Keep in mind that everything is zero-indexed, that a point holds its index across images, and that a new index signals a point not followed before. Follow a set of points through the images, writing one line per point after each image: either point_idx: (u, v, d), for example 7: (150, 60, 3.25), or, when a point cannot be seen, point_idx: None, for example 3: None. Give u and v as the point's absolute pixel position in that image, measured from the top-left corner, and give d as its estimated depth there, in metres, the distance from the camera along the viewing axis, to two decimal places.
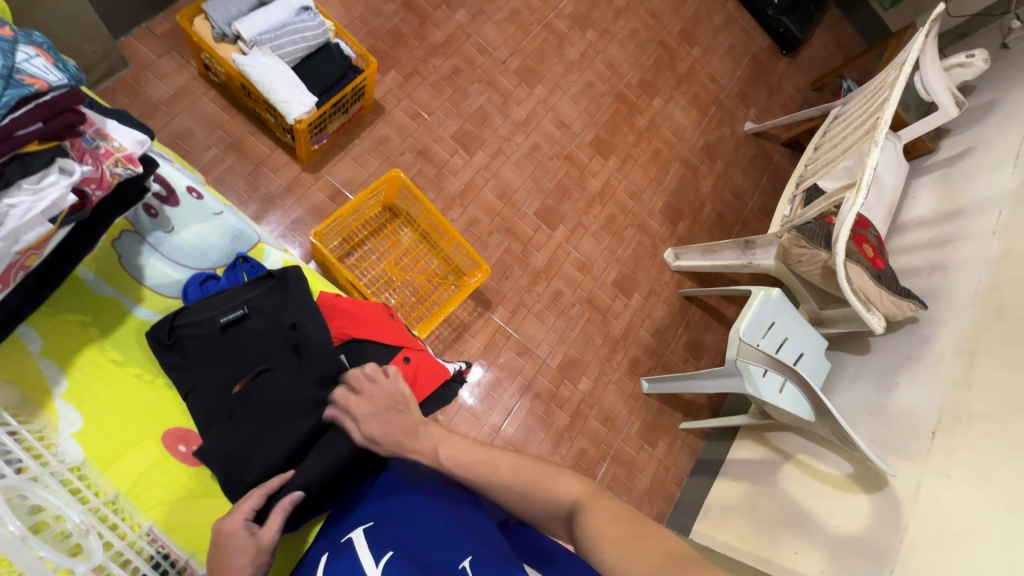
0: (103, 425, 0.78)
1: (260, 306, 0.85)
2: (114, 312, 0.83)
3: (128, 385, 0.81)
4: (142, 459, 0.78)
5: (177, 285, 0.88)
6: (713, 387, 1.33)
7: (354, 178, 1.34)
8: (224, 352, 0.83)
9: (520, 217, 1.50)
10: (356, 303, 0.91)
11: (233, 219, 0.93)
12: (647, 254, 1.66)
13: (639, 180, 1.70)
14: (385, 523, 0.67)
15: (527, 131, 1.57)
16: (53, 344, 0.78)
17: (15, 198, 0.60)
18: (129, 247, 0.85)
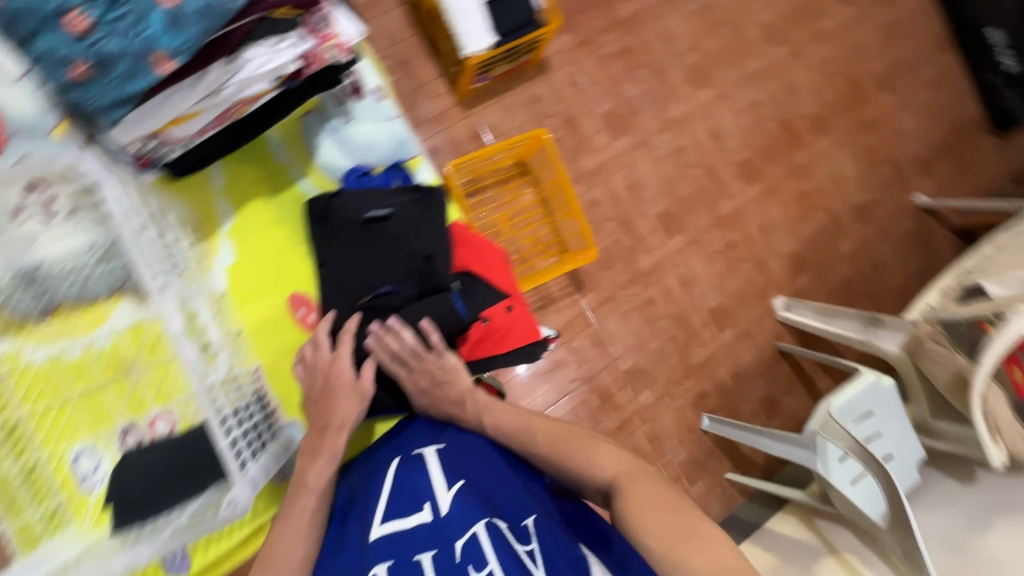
0: (248, 268, 0.87)
1: (402, 213, 0.88)
2: (285, 178, 0.91)
3: (277, 242, 0.89)
4: (268, 309, 0.86)
5: (340, 171, 0.95)
6: (778, 449, 1.26)
7: (498, 127, 1.37)
8: (363, 244, 0.88)
9: (640, 214, 1.46)
10: (482, 241, 0.93)
11: (402, 127, 0.97)
12: (755, 294, 1.56)
13: (775, 217, 1.59)
14: (454, 452, 0.76)
15: (677, 132, 1.51)
16: (233, 188, 0.88)
17: (255, 52, 0.71)
18: (313, 125, 0.93)
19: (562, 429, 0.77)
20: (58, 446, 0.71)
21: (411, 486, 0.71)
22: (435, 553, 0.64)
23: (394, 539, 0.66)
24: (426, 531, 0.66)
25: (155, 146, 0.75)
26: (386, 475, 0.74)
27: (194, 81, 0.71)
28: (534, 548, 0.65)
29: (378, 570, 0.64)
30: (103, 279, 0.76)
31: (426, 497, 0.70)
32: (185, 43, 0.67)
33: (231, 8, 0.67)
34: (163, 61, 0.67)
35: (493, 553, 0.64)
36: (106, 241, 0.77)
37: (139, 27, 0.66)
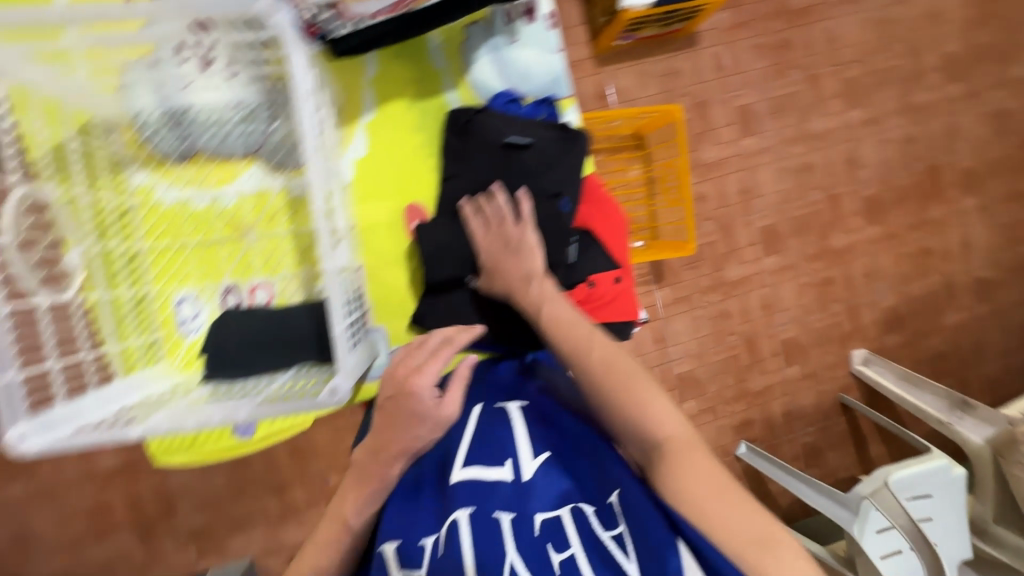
0: (375, 166, 0.84)
1: (543, 147, 0.81)
2: (433, 85, 0.86)
3: (408, 148, 0.85)
4: (383, 212, 0.84)
5: (488, 92, 0.86)
6: (810, 498, 1.19)
7: (626, 91, 1.28)
8: (495, 169, 0.81)
9: (744, 222, 1.37)
10: (607, 202, 0.89)
11: (561, 63, 0.87)
12: (836, 339, 1.46)
13: (885, 266, 1.46)
14: (540, 420, 0.69)
15: (810, 147, 1.39)
16: (380, 81, 0.84)
17: None
18: (476, 37, 0.85)
19: (622, 361, 0.65)
20: (167, 286, 0.74)
21: (494, 440, 0.67)
22: (515, 517, 0.60)
23: (475, 487, 0.63)
24: (506, 490, 0.62)
25: (328, 18, 0.67)
26: (467, 422, 0.69)
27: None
28: (624, 533, 0.57)
29: (458, 515, 0.60)
30: (243, 138, 0.75)
31: (509, 454, 0.65)
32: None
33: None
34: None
35: (577, 540, 0.58)
36: (253, 96, 0.71)
37: None
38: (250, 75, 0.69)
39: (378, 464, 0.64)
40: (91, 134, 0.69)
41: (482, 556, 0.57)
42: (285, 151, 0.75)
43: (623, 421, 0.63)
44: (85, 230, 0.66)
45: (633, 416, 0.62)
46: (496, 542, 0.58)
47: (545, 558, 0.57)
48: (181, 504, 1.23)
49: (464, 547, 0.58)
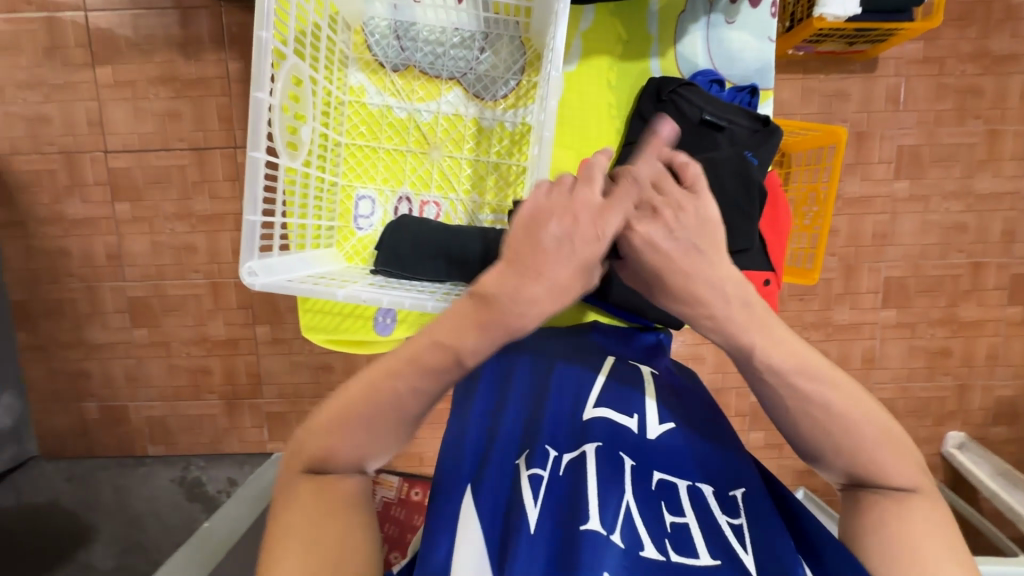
0: (565, 114, 0.86)
1: (737, 133, 0.82)
2: (640, 48, 0.86)
3: (599, 104, 0.87)
4: (562, 159, 0.87)
5: (691, 69, 0.86)
6: None
7: (784, 104, 1.23)
8: (688, 141, 0.83)
9: (870, 267, 1.30)
10: (779, 202, 0.85)
11: (773, 53, 0.85)
12: (935, 414, 1.36)
13: (1015, 353, 1.34)
14: (669, 391, 0.69)
15: (968, 206, 1.28)
16: (594, 32, 0.86)
17: None
18: (695, 10, 0.85)
19: (867, 401, 0.59)
20: (351, 182, 0.83)
21: (627, 392, 0.67)
22: (635, 465, 0.60)
23: (607, 426, 0.63)
24: (632, 439, 0.62)
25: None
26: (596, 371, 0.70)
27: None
28: (744, 524, 0.56)
29: (587, 449, 0.61)
30: (453, 62, 0.84)
31: (638, 409, 0.65)
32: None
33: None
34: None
35: (693, 510, 0.57)
36: (473, 24, 0.82)
37: None
38: None
39: (506, 305, 0.51)
40: (335, 26, 0.79)
41: (603, 490, 0.56)
42: (485, 82, 0.84)
43: (853, 460, 0.58)
44: (315, 110, 0.76)
45: (860, 455, 0.58)
46: (617, 478, 0.58)
47: (659, 513, 0.56)
48: (266, 387, 1.35)
49: (589, 470, 0.58)
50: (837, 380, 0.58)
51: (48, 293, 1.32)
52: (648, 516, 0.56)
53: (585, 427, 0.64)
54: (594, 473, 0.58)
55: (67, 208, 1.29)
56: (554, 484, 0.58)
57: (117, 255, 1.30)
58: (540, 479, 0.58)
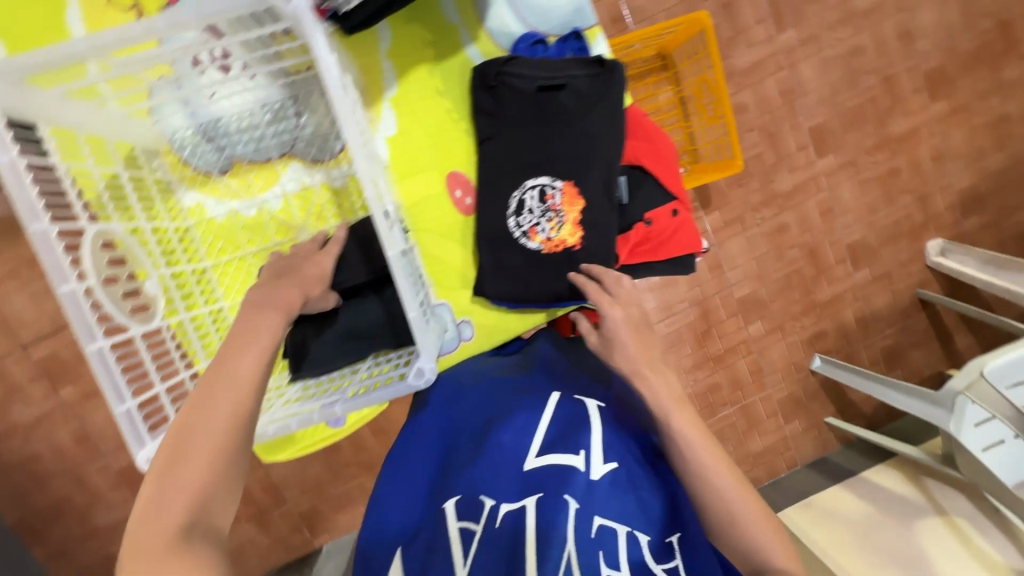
0: (408, 140, 0.82)
1: (579, 86, 0.77)
2: (449, 44, 0.82)
3: (438, 115, 0.83)
4: (427, 185, 0.83)
5: (509, 38, 0.82)
6: (896, 400, 1.19)
7: (643, 7, 1.18)
8: (533, 115, 0.78)
9: (791, 126, 1.28)
10: (657, 134, 0.83)
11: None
12: (908, 233, 1.37)
13: (956, 144, 1.33)
14: (616, 425, 0.65)
15: (858, 27, 1.25)
16: (397, 50, 0.81)
17: None
18: None
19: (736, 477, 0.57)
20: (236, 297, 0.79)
21: (574, 429, 0.63)
22: (580, 508, 0.56)
23: (554, 470, 0.59)
24: (581, 480, 0.58)
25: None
26: (544, 407, 0.66)
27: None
28: (679, 567, 0.54)
29: (528, 501, 0.58)
30: (276, 138, 0.80)
31: (584, 446, 0.61)
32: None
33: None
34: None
35: (629, 563, 0.53)
36: (276, 95, 0.76)
37: None
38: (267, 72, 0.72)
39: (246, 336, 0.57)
40: (139, 162, 0.74)
41: (545, 545, 0.54)
42: (319, 144, 0.80)
43: (719, 525, 0.56)
44: (155, 258, 0.71)
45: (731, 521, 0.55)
46: (559, 527, 0.55)
47: (595, 565, 0.53)
48: (285, 492, 1.33)
49: (529, 530, 0.55)
50: (735, 473, 0.58)
51: (41, 500, 1.29)
52: (585, 569, 0.52)
53: (529, 476, 0.60)
54: (533, 531, 0.55)
55: (15, 415, 1.24)
56: (489, 534, 0.56)
57: (86, 437, 1.26)
58: (472, 534, 0.57)
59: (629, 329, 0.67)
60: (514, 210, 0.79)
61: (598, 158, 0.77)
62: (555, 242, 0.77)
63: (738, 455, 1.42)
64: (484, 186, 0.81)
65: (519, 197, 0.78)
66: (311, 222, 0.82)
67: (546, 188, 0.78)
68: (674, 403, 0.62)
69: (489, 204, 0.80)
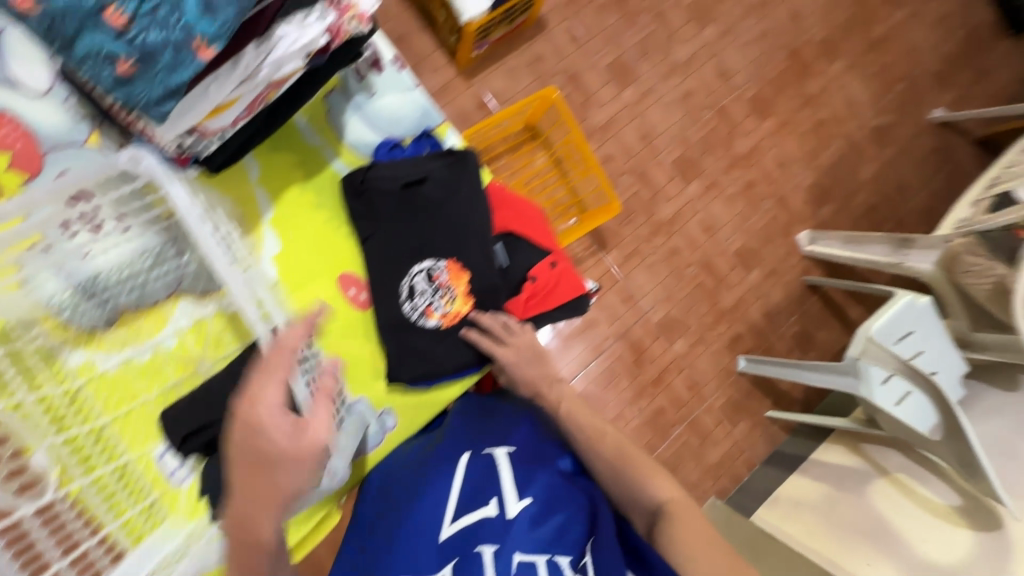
0: (294, 254, 0.86)
1: (438, 177, 0.86)
2: (314, 160, 0.88)
3: (317, 224, 0.87)
4: (320, 293, 0.85)
5: (370, 147, 0.90)
6: (818, 380, 1.28)
7: (503, 92, 1.34)
8: (403, 209, 0.86)
9: (656, 163, 1.45)
10: (519, 200, 0.92)
11: (425, 96, 0.91)
12: (780, 231, 1.54)
13: (793, 150, 1.56)
14: (525, 463, 0.73)
15: (684, 75, 1.47)
16: (265, 175, 0.86)
17: (286, 30, 0.67)
18: (337, 104, 0.89)
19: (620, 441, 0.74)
20: (143, 447, 0.81)
21: (484, 480, 0.72)
22: (496, 549, 0.64)
23: (469, 527, 0.68)
24: (494, 524, 0.67)
25: (195, 141, 0.72)
26: (456, 466, 0.76)
27: (230, 66, 0.66)
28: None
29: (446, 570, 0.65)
30: (161, 282, 0.82)
31: (495, 493, 0.70)
32: (220, 25, 0.61)
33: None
34: (201, 46, 0.61)
35: None
36: (154, 241, 0.80)
37: (174, 16, 0.61)
38: (143, 221, 0.78)
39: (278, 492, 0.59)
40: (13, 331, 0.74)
41: None
42: (204, 281, 0.85)
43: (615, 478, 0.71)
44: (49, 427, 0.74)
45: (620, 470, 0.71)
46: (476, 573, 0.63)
47: None
48: None
49: None
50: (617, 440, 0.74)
51: None
52: None
53: (445, 542, 0.68)
54: None
55: None
56: None
57: None
58: None
59: (522, 364, 0.82)
60: (406, 296, 0.85)
61: (472, 237, 0.86)
62: (451, 315, 0.85)
63: (700, 471, 1.46)
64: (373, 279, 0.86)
65: (409, 283, 0.85)
66: (210, 353, 0.86)
67: (431, 270, 0.85)
68: (566, 398, 0.81)
69: (382, 297, 0.85)
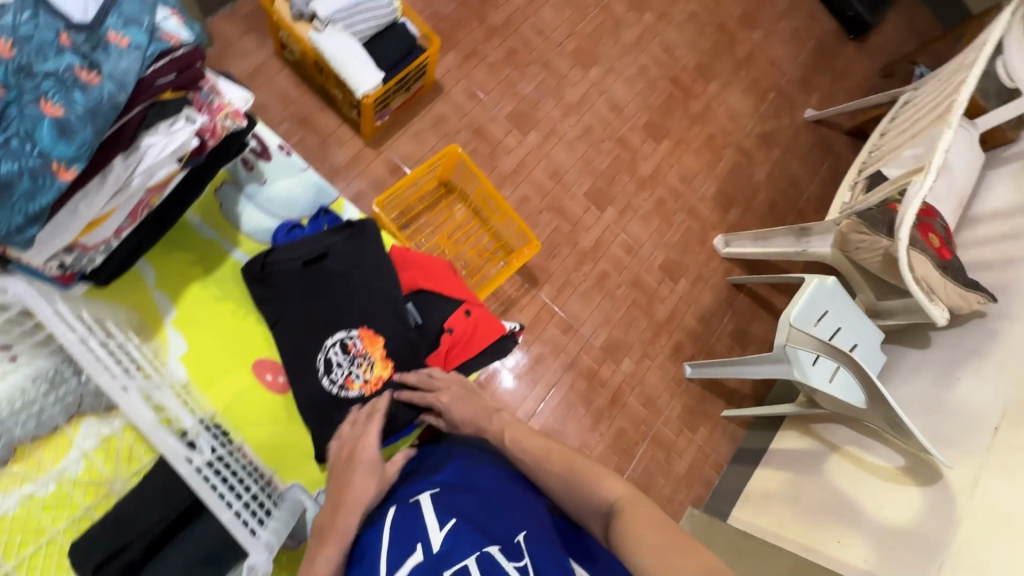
0: (202, 351, 0.88)
1: (339, 250, 0.91)
2: (215, 254, 0.93)
3: (226, 317, 0.90)
4: (237, 384, 0.88)
5: (268, 232, 0.96)
6: (761, 372, 1.32)
7: (412, 155, 1.40)
8: (307, 287, 0.90)
9: (570, 197, 1.53)
10: (426, 259, 0.98)
11: (316, 175, 0.99)
12: (697, 239, 1.65)
13: (692, 165, 1.68)
14: (450, 491, 0.68)
15: (580, 114, 1.59)
16: (165, 278, 0.89)
17: (152, 139, 0.66)
18: (229, 196, 0.95)
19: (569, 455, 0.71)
20: None
21: (408, 534, 0.61)
22: None
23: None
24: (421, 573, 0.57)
25: (77, 258, 0.70)
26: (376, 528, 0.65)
27: (99, 181, 0.63)
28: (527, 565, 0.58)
29: None
30: (60, 405, 0.77)
31: (419, 538, 0.61)
32: (80, 146, 0.57)
33: (124, 100, 0.59)
34: (59, 169, 0.57)
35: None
36: (48, 364, 0.77)
37: (25, 146, 0.56)
38: (32, 345, 0.76)
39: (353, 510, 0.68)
40: None
41: None
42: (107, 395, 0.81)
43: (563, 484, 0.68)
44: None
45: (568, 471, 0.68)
46: None
47: None
48: None
49: None
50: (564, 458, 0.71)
51: None
52: None
53: None
54: None
55: None
56: None
57: None
58: None
59: (458, 404, 0.85)
60: (324, 371, 0.88)
61: (380, 302, 0.90)
62: (373, 382, 0.88)
63: (672, 484, 1.48)
64: (286, 359, 0.89)
65: (325, 356, 0.88)
66: (123, 470, 0.80)
67: (346, 340, 0.89)
68: (509, 427, 0.79)
69: (296, 376, 0.88)
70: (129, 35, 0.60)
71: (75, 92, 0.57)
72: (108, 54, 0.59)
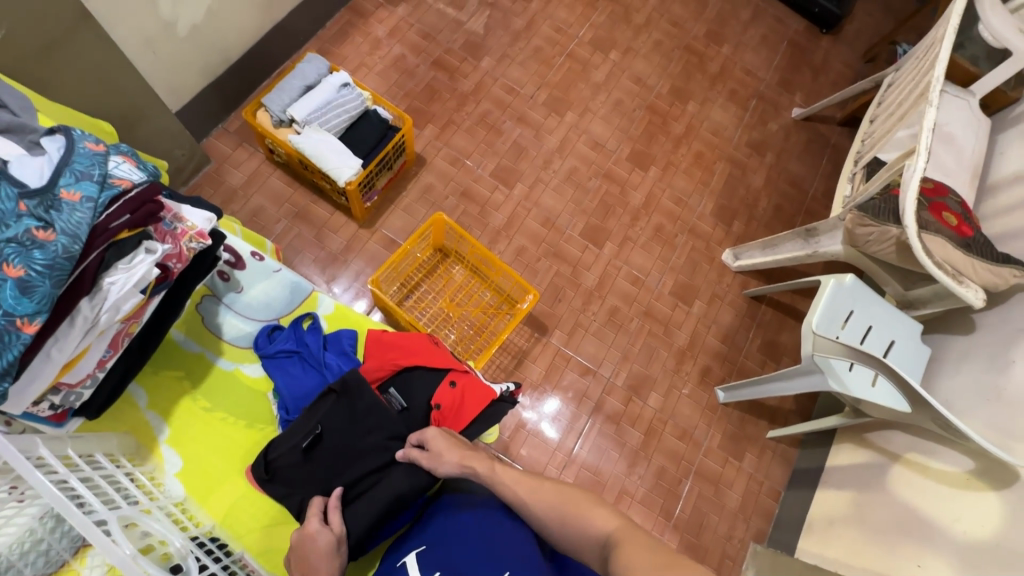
0: (198, 465, 0.90)
1: (331, 423, 0.89)
2: (201, 366, 0.96)
3: (216, 427, 0.93)
4: (233, 492, 0.90)
5: (249, 336, 1.00)
6: (793, 387, 1.23)
7: (405, 227, 1.44)
8: (319, 475, 0.88)
9: (566, 240, 1.54)
10: (404, 337, 0.99)
11: (291, 272, 1.05)
12: (704, 259, 1.60)
13: (684, 185, 1.67)
14: (436, 546, 0.73)
15: (563, 158, 1.62)
16: (157, 399, 0.92)
17: (113, 276, 0.69)
18: (210, 309, 1.00)
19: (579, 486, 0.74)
20: None
21: None
22: None
23: None
24: None
25: (64, 397, 0.74)
26: None
27: (68, 325, 0.67)
28: None
29: None
30: (66, 538, 0.71)
31: None
32: (41, 299, 0.61)
33: (78, 248, 0.63)
34: (23, 324, 0.60)
35: None
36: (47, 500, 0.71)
37: None
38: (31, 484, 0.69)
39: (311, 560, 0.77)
40: None
41: None
42: None
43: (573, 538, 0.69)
44: None
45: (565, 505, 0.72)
46: None
47: None
48: None
49: None
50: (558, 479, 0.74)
51: None
52: None
53: None
54: None
55: None
56: None
57: None
58: None
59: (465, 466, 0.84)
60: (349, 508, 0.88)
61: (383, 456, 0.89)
62: None
63: (728, 520, 1.38)
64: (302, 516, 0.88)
65: None
66: None
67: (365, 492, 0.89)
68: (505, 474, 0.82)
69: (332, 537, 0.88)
70: (80, 189, 0.66)
71: (35, 250, 0.61)
72: (60, 210, 0.64)
